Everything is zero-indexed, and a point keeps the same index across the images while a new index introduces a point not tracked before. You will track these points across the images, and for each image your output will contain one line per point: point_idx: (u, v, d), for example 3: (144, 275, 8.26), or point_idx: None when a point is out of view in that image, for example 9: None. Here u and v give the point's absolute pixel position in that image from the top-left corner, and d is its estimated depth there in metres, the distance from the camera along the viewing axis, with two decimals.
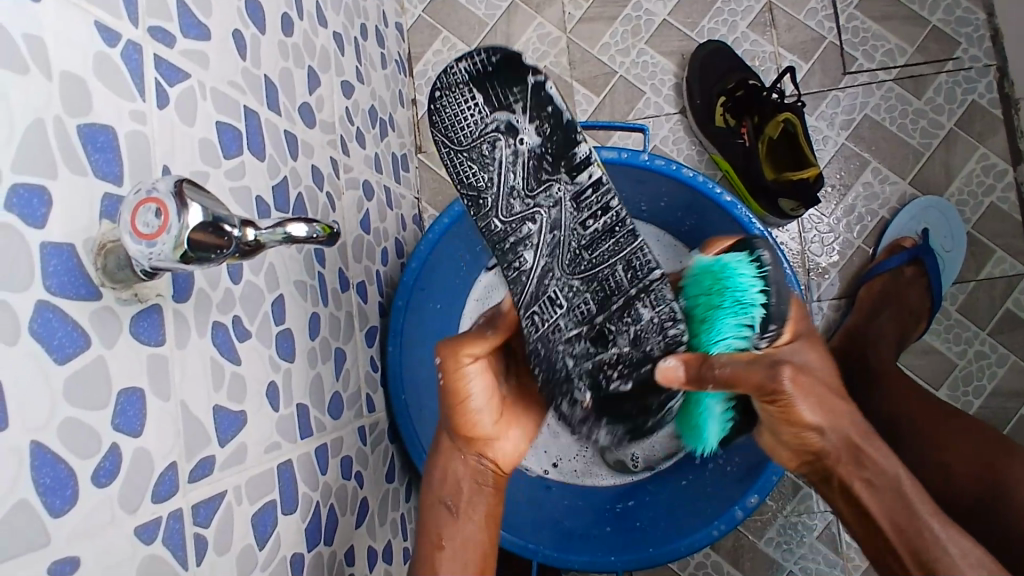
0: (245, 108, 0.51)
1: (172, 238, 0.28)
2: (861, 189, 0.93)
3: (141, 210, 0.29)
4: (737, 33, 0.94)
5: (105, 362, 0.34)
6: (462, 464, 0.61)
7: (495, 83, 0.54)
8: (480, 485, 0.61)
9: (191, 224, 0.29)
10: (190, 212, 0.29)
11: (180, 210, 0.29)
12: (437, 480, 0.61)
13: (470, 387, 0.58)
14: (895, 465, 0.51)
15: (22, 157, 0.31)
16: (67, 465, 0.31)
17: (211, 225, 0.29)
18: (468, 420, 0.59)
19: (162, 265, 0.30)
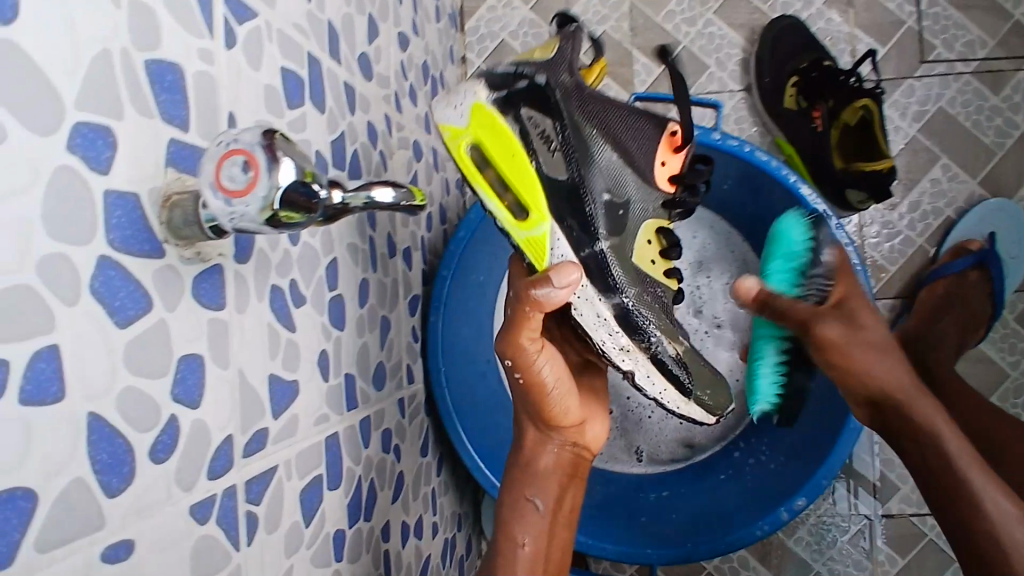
0: (309, 55, 0.47)
1: (266, 198, 0.25)
2: (928, 185, 0.88)
3: (225, 164, 0.25)
4: (812, 9, 0.88)
5: (166, 326, 0.31)
6: (552, 452, 0.56)
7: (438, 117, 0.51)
8: (569, 475, 0.57)
9: (282, 184, 0.25)
10: (281, 169, 0.25)
11: (271, 166, 0.25)
12: (522, 471, 0.56)
13: (543, 373, 0.51)
14: (954, 444, 0.56)
15: (86, 92, 0.27)
16: (123, 439, 0.28)
17: (301, 181, 0.26)
18: (550, 407, 0.54)
19: (249, 227, 0.27)
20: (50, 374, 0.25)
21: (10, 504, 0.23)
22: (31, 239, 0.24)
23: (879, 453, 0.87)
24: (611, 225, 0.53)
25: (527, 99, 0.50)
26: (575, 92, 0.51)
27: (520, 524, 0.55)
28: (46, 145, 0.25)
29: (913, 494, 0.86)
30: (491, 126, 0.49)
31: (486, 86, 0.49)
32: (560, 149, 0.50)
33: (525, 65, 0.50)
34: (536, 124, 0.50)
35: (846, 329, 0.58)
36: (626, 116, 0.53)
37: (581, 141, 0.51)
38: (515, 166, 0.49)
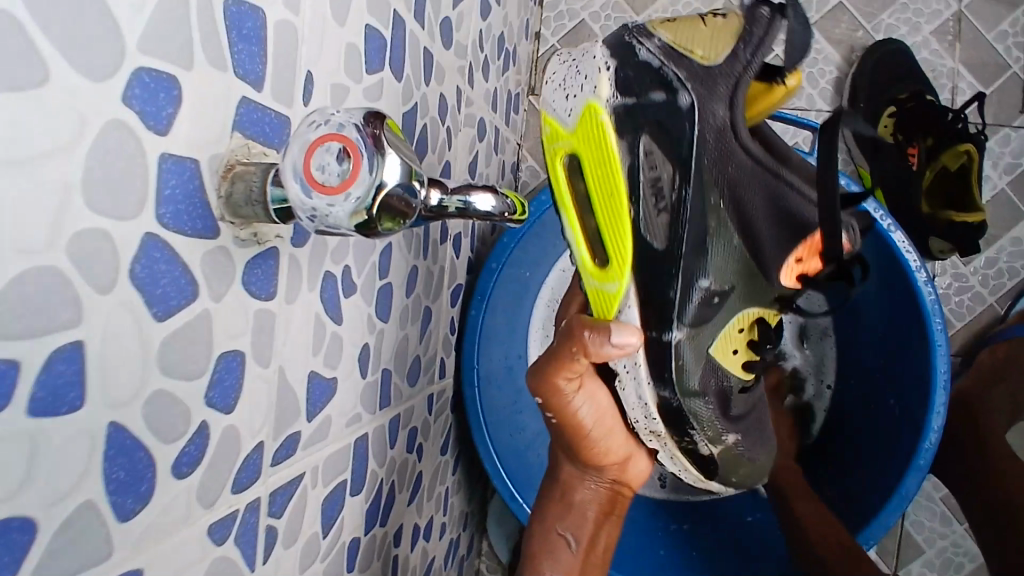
0: (394, 14, 0.42)
1: (363, 198, 0.21)
2: (1010, 244, 0.81)
3: (320, 152, 0.21)
4: (918, 37, 0.80)
5: (210, 319, 0.26)
6: (590, 489, 0.53)
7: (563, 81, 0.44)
8: (606, 512, 0.53)
9: (388, 182, 0.21)
10: (385, 165, 0.21)
11: (374, 162, 0.21)
12: (556, 505, 0.53)
13: (579, 413, 0.47)
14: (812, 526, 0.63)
15: (153, 32, 0.22)
16: (146, 450, 0.24)
17: (405, 181, 0.22)
18: (587, 445, 0.50)
19: (332, 229, 0.22)
20: (70, 375, 0.20)
21: (3, 538, 0.19)
22: (66, 210, 0.19)
23: (912, 515, 0.82)
24: (697, 318, 0.47)
25: (654, 122, 0.43)
26: (719, 139, 0.43)
27: (550, 561, 0.52)
28: (98, 95, 0.20)
29: (940, 562, 0.81)
30: (597, 145, 0.43)
31: (612, 85, 0.42)
32: (669, 210, 0.44)
33: (672, 67, 0.43)
34: (654, 166, 0.44)
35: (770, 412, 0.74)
36: (768, 191, 0.45)
37: (698, 205, 0.44)
38: (609, 202, 0.44)
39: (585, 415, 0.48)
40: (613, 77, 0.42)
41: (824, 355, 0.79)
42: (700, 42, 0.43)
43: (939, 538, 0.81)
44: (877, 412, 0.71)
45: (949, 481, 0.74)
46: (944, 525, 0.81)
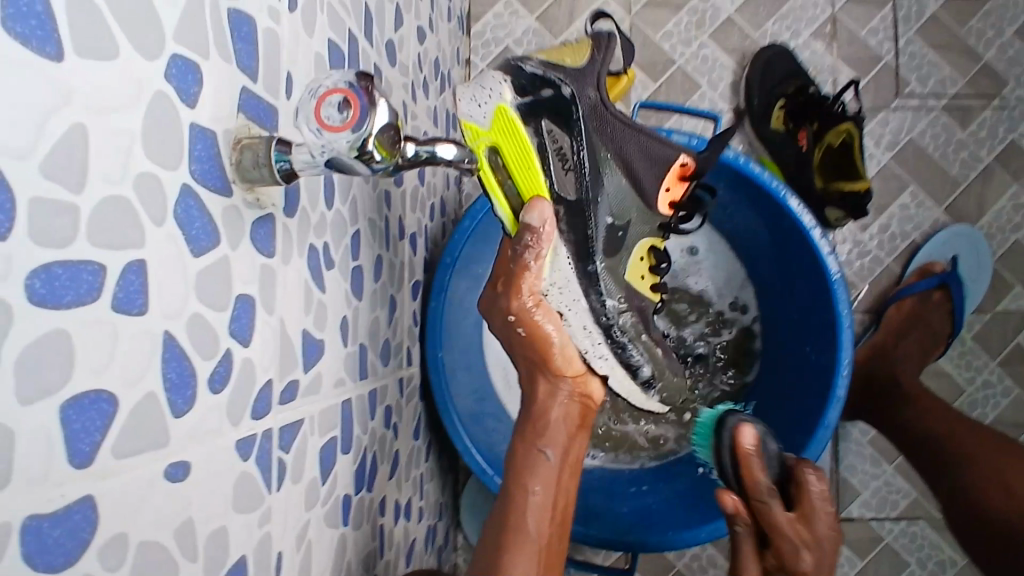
0: (349, 32, 0.49)
1: (356, 137, 0.28)
2: (898, 211, 0.93)
3: (326, 103, 0.29)
4: (800, 40, 0.93)
5: (229, 263, 0.32)
6: (562, 404, 0.55)
7: (476, 88, 0.50)
8: (578, 428, 0.56)
9: (376, 128, 0.29)
10: (377, 113, 0.29)
11: (367, 108, 0.29)
12: (530, 421, 0.55)
13: (545, 330, 0.52)
14: None
15: (182, 27, 0.28)
16: (189, 361, 0.29)
17: (391, 126, 0.30)
18: (555, 362, 0.54)
19: (340, 163, 0.30)
20: (137, 286, 0.26)
21: (95, 405, 0.24)
22: (132, 157, 0.26)
23: (843, 460, 0.91)
24: (608, 244, 0.57)
25: (551, 111, 0.53)
26: (597, 112, 0.54)
27: (532, 473, 0.53)
28: (150, 70, 0.26)
29: (874, 499, 0.91)
30: (513, 134, 0.50)
31: (513, 89, 0.51)
32: (573, 169, 0.54)
33: (554, 73, 0.53)
34: (556, 141, 0.53)
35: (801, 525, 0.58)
36: (638, 142, 0.56)
37: (594, 162, 0.55)
38: (528, 174, 0.52)
39: (552, 333, 0.53)
40: (512, 85, 0.51)
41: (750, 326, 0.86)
42: (568, 56, 0.55)
43: (872, 478, 0.91)
44: (797, 364, 0.78)
45: (880, 428, 0.84)
46: (872, 465, 0.91)
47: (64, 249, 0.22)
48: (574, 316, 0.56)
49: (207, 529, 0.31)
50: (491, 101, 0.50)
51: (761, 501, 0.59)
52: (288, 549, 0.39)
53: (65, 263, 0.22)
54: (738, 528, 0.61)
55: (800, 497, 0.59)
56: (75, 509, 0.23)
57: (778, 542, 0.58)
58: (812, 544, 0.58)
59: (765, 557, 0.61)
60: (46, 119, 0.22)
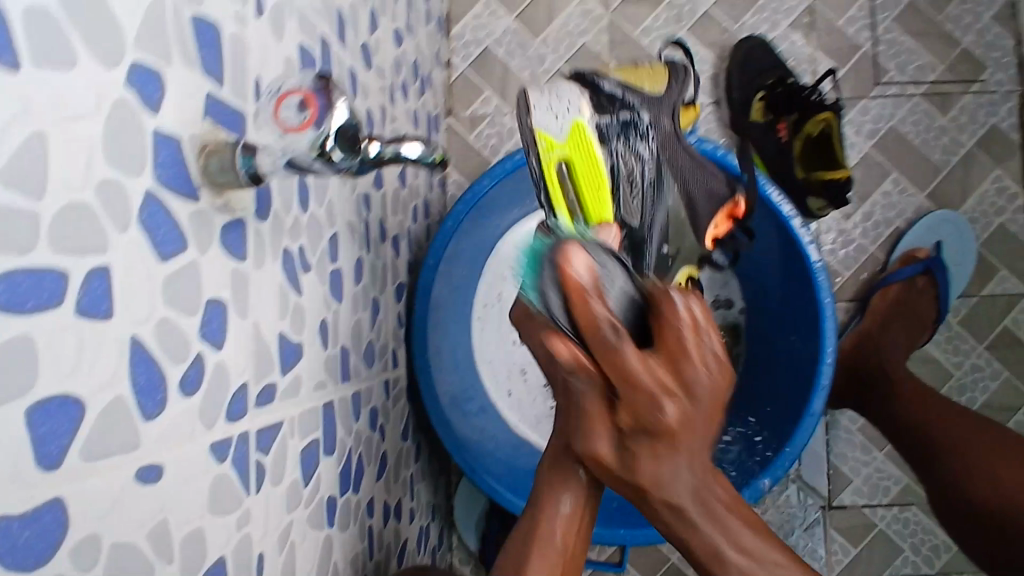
0: (321, 35, 0.49)
1: (317, 135, 0.29)
2: (880, 198, 0.93)
3: (284, 104, 0.30)
4: (778, 31, 0.94)
5: (198, 268, 0.32)
6: None
7: (551, 96, 0.46)
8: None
9: (335, 127, 0.29)
10: (335, 113, 0.29)
11: (325, 109, 0.29)
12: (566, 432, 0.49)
13: None
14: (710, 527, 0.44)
15: (144, 34, 0.29)
16: (158, 366, 0.29)
17: (351, 124, 0.30)
18: None
19: (300, 163, 0.30)
20: (103, 292, 0.26)
21: (63, 409, 0.24)
22: (94, 164, 0.26)
23: (834, 448, 0.92)
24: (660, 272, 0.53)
25: (621, 131, 0.49)
26: (665, 140, 0.53)
27: (565, 490, 0.48)
28: (110, 77, 0.27)
29: (866, 486, 0.91)
30: (587, 154, 0.46)
31: (591, 106, 0.47)
32: (639, 196, 0.50)
33: (632, 96, 0.51)
34: (627, 164, 0.49)
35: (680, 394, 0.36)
36: (699, 180, 0.56)
37: (657, 191, 0.52)
38: (597, 196, 0.46)
39: None
40: (591, 100, 0.47)
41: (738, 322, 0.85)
42: (646, 80, 0.53)
43: (863, 465, 0.91)
44: (784, 353, 0.79)
45: (868, 415, 0.84)
46: (862, 452, 0.91)
47: (26, 255, 0.23)
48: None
49: (182, 531, 0.31)
50: (570, 110, 0.46)
51: (607, 341, 0.35)
52: (270, 550, 0.40)
53: (28, 269, 0.23)
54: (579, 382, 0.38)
55: (659, 329, 0.36)
56: (45, 511, 0.23)
57: (630, 398, 0.36)
58: (675, 392, 0.36)
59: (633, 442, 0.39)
60: (6, 127, 0.22)
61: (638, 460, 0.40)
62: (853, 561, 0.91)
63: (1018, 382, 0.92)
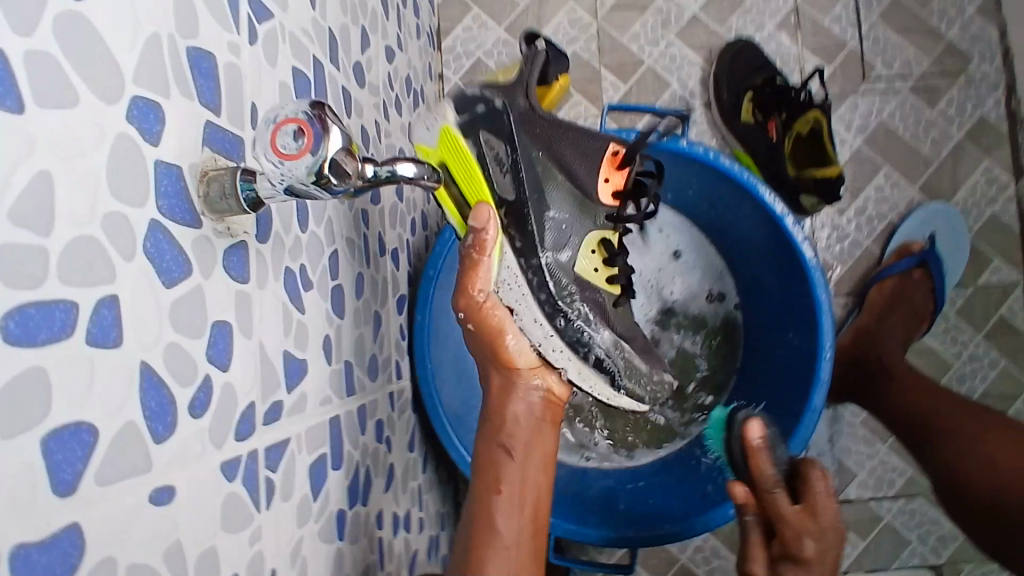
0: (314, 58, 0.50)
1: (315, 163, 0.30)
2: (873, 193, 0.94)
3: (280, 133, 0.30)
4: (765, 33, 0.95)
5: (203, 292, 0.33)
6: (521, 399, 0.58)
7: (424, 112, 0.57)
8: (544, 420, 0.59)
9: (330, 153, 0.30)
10: (330, 139, 0.30)
11: (322, 136, 0.30)
12: (491, 421, 0.58)
13: (496, 317, 0.56)
14: None
15: (141, 69, 0.30)
16: (167, 390, 0.30)
17: (346, 149, 0.31)
18: (505, 348, 0.57)
19: (298, 189, 0.31)
20: (111, 319, 0.27)
21: (77, 436, 0.25)
22: (98, 197, 0.27)
23: (838, 442, 0.92)
24: (554, 240, 0.58)
25: (491, 123, 0.56)
26: (526, 117, 0.57)
27: (497, 469, 0.56)
28: (110, 112, 0.27)
29: (871, 479, 0.92)
30: (456, 154, 0.55)
31: (452, 108, 0.55)
32: (510, 170, 0.56)
33: (493, 92, 0.57)
34: (495, 149, 0.55)
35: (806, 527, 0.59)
36: (575, 141, 0.57)
37: (530, 164, 0.56)
38: (472, 185, 0.55)
39: (506, 322, 0.57)
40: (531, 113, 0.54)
41: (733, 315, 0.87)
42: (507, 76, 0.59)
43: (867, 458, 0.92)
44: (783, 351, 0.80)
45: (870, 409, 0.85)
46: (866, 445, 0.92)
47: (35, 289, 0.23)
48: (527, 311, 0.58)
49: (196, 548, 0.32)
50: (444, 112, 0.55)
51: (770, 491, 0.61)
52: (282, 565, 0.40)
53: (38, 303, 0.23)
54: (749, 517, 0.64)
55: (808, 486, 0.61)
56: (63, 536, 0.24)
57: (784, 530, 0.60)
58: (815, 532, 0.59)
59: (774, 558, 0.61)
60: (10, 167, 0.23)
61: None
62: (862, 553, 0.92)
63: (1016, 370, 0.92)
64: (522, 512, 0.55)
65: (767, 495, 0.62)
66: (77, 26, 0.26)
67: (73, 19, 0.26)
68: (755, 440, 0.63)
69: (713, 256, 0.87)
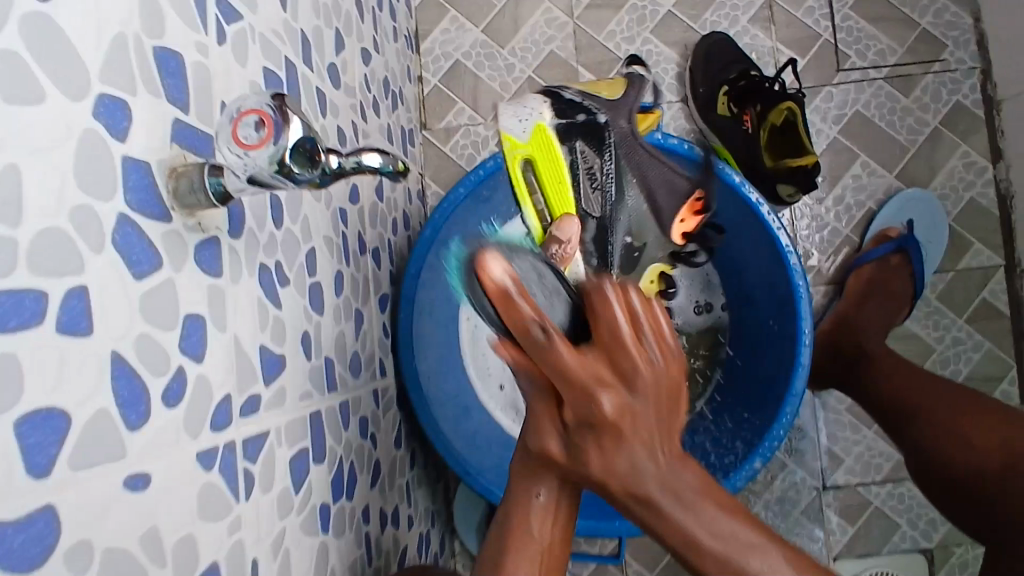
0: (286, 59, 0.51)
1: (275, 151, 0.31)
2: (850, 181, 0.96)
3: (243, 123, 0.32)
4: (739, 27, 0.96)
5: (173, 285, 0.34)
6: None
7: (526, 108, 0.56)
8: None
9: (291, 142, 0.31)
10: (290, 129, 0.31)
11: (281, 125, 0.31)
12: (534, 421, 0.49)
13: None
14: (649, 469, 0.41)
15: (108, 67, 0.30)
16: (140, 380, 0.31)
17: (309, 140, 0.32)
18: None
19: (263, 179, 0.32)
20: (82, 309, 0.28)
21: (49, 422, 0.26)
22: (66, 190, 0.27)
23: (824, 429, 0.93)
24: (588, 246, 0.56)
25: (584, 134, 0.57)
26: (626, 136, 0.59)
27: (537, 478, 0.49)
28: (76, 108, 0.28)
29: (858, 465, 0.93)
30: (545, 152, 0.55)
31: (551, 111, 0.56)
32: (598, 187, 0.57)
33: (592, 103, 0.59)
34: (586, 162, 0.57)
35: (613, 391, 0.38)
36: (665, 170, 0.58)
37: (619, 182, 0.58)
38: (559, 190, 0.55)
39: None
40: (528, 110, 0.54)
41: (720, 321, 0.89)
42: (605, 90, 0.62)
43: (853, 444, 0.93)
44: (764, 339, 0.81)
45: (852, 395, 0.85)
46: (852, 431, 0.93)
47: (5, 278, 0.24)
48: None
49: (173, 535, 0.32)
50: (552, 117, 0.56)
51: (530, 343, 0.36)
52: (263, 556, 0.41)
53: (9, 291, 0.24)
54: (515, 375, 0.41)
55: (595, 327, 0.37)
56: (37, 518, 0.25)
57: (566, 393, 0.38)
58: (610, 384, 0.38)
59: (578, 430, 0.41)
60: None
61: (585, 453, 0.42)
62: (852, 539, 0.92)
63: (1000, 351, 0.93)
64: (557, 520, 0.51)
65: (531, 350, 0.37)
66: (43, 25, 0.27)
67: (40, 21, 0.26)
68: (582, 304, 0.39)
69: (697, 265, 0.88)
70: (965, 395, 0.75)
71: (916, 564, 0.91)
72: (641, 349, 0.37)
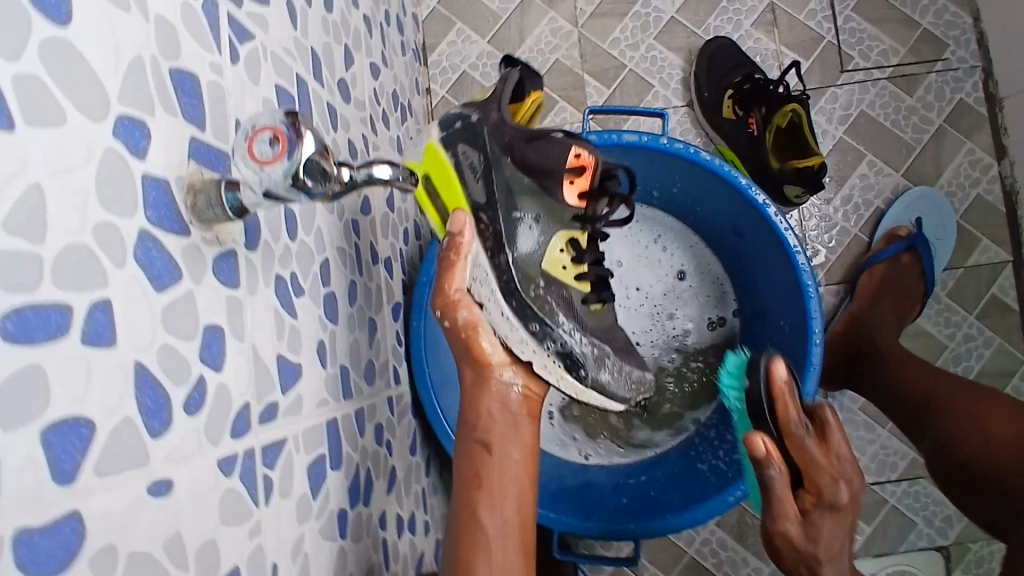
0: (297, 76, 0.52)
1: (289, 166, 0.32)
2: (858, 180, 0.96)
3: (258, 140, 0.33)
4: (742, 31, 0.97)
5: (193, 297, 0.35)
6: (493, 396, 0.60)
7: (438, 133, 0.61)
8: (520, 419, 0.61)
9: (304, 156, 0.32)
10: (303, 143, 0.32)
11: (296, 141, 0.32)
12: (467, 415, 0.61)
13: (467, 319, 0.58)
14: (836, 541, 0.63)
15: (126, 89, 0.32)
16: (162, 388, 0.32)
17: (319, 151, 0.33)
18: (476, 349, 0.60)
19: (277, 193, 0.34)
20: (105, 322, 0.29)
21: (74, 430, 0.27)
22: (89, 208, 0.29)
23: None
24: (507, 231, 0.58)
25: (466, 137, 0.59)
26: (500, 128, 0.60)
27: (473, 460, 0.59)
28: (97, 130, 0.30)
29: (874, 464, 0.92)
30: (438, 168, 0.59)
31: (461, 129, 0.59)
32: (479, 175, 0.58)
33: (471, 110, 0.61)
34: (468, 159, 0.59)
35: (841, 473, 0.63)
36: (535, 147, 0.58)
37: (498, 171, 0.59)
38: (451, 195, 0.59)
39: (481, 317, 0.59)
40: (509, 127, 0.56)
41: (733, 333, 0.89)
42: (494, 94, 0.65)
43: (868, 444, 0.93)
44: (774, 339, 0.81)
45: (867, 396, 0.85)
46: (866, 430, 0.93)
47: (32, 293, 0.25)
48: (494, 307, 0.59)
49: (195, 540, 0.33)
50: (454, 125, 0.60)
51: (795, 435, 0.62)
52: (283, 560, 0.42)
53: (34, 306, 0.25)
54: (771, 471, 0.62)
55: (828, 431, 0.64)
56: (63, 523, 0.26)
57: (812, 475, 0.62)
58: (840, 471, 0.63)
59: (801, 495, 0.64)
60: (5, 181, 0.25)
61: (812, 527, 0.63)
62: (868, 539, 0.92)
63: (1011, 347, 0.93)
64: (510, 509, 0.58)
65: (793, 441, 0.62)
66: (63, 53, 0.28)
67: (59, 47, 0.28)
68: (845, 499, 0.63)
69: (716, 271, 0.89)
70: (974, 391, 0.75)
71: (935, 564, 0.91)
72: (836, 445, 0.63)
